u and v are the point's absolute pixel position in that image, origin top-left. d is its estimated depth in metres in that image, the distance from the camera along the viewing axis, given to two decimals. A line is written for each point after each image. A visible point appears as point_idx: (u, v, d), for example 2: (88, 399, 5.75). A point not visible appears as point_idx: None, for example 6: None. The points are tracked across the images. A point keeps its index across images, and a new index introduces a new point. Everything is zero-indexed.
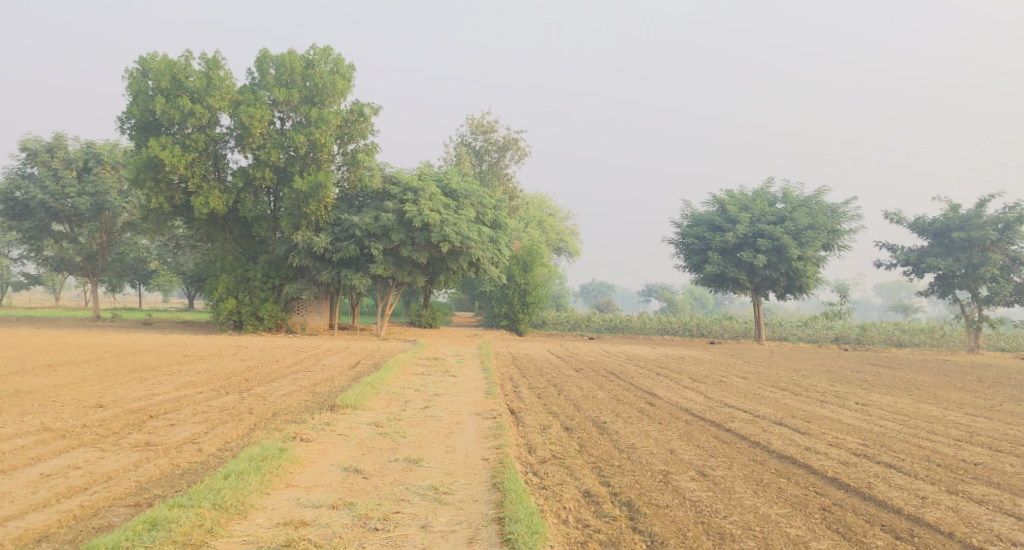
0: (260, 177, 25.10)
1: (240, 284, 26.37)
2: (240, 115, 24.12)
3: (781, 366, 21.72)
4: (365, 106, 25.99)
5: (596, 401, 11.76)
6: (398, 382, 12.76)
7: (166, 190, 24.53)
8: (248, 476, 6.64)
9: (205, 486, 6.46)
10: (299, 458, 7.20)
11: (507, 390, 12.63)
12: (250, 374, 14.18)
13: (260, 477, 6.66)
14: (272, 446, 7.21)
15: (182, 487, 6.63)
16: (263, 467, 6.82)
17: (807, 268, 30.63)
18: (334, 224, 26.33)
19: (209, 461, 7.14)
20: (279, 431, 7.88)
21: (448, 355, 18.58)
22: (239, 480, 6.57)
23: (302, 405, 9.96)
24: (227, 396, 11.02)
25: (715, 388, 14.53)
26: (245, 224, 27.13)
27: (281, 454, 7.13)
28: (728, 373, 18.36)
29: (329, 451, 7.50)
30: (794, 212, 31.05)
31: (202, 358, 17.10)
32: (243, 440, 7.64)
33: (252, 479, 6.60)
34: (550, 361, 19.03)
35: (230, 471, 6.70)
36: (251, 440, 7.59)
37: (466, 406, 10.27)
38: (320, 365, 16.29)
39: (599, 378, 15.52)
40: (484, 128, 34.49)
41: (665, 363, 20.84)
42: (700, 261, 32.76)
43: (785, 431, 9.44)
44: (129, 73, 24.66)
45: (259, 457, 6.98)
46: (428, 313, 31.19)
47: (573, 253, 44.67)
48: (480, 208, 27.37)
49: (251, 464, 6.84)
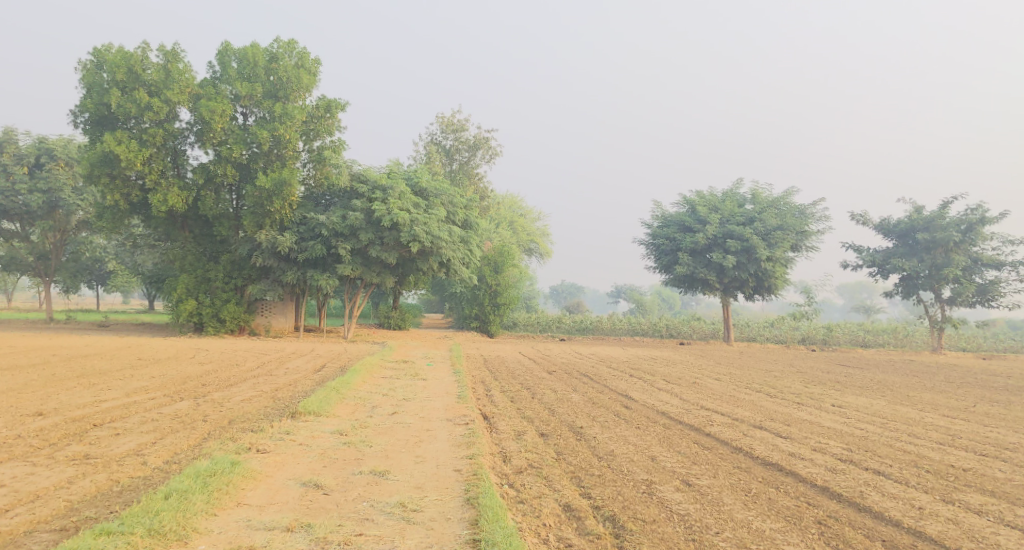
0: (222, 173, 24.30)
1: (200, 285, 25.53)
2: (201, 109, 23.36)
3: (753, 367, 21.55)
4: (332, 102, 25.35)
5: (571, 405, 11.37)
6: (365, 386, 12.24)
7: (121, 187, 23.65)
8: (191, 496, 6.10)
9: (141, 509, 5.91)
10: (253, 473, 6.67)
11: (479, 393, 12.19)
12: (209, 378, 13.55)
13: (206, 497, 6.11)
14: (222, 460, 6.66)
15: (116, 508, 6.06)
16: (210, 485, 6.28)
17: (777, 269, 30.66)
18: (299, 223, 25.60)
19: (152, 476, 6.58)
20: (234, 441, 7.34)
21: (417, 357, 18.06)
22: (180, 501, 6.03)
23: (262, 411, 9.41)
24: (181, 402, 10.42)
25: (691, 390, 14.22)
26: (206, 223, 26.29)
27: (232, 469, 6.58)
28: (702, 375, 18.10)
29: (287, 464, 6.98)
30: (764, 213, 31.07)
31: (159, 361, 16.40)
32: (192, 452, 7.08)
33: (196, 500, 6.06)
34: (522, 363, 18.61)
35: (172, 490, 6.14)
36: (201, 452, 7.03)
37: (437, 411, 9.81)
38: (285, 368, 15.68)
39: (573, 381, 15.13)
40: (454, 126, 33.99)
41: (638, 365, 20.53)
42: (669, 261, 32.64)
43: (767, 435, 9.13)
44: (83, 64, 23.75)
45: (207, 473, 6.43)
46: (397, 314, 30.58)
47: (543, 254, 44.35)
48: (451, 207, 26.86)
49: (197, 482, 6.30)
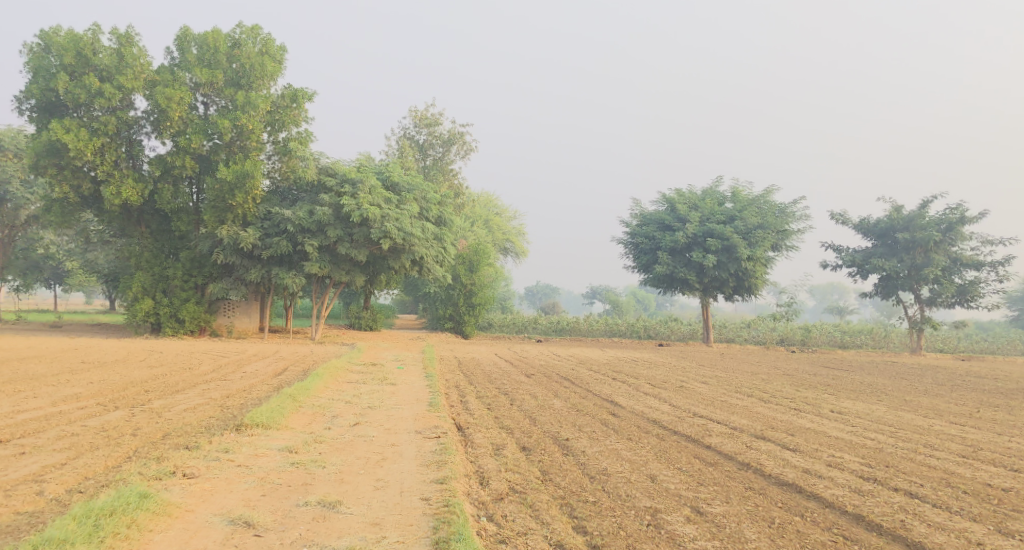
0: (180, 165, 22.95)
1: (158, 283, 24.11)
2: (156, 97, 22.04)
3: (737, 368, 20.74)
4: (298, 91, 24.12)
5: (554, 413, 10.35)
6: (326, 392, 11.13)
7: (72, 178, 22.25)
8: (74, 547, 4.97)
9: None
10: (167, 508, 5.55)
11: (453, 400, 11.13)
12: (156, 384, 12.37)
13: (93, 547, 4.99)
14: (127, 492, 5.52)
15: None
16: (103, 530, 5.16)
17: (758, 269, 30.00)
18: (263, 218, 24.29)
19: (41, 512, 5.46)
20: (154, 464, 6.23)
21: (386, 360, 16.92)
22: None
23: (204, 423, 8.30)
24: (115, 412, 9.30)
25: (679, 395, 13.28)
26: (164, 218, 24.91)
27: (137, 506, 5.44)
28: (687, 378, 17.16)
29: (215, 494, 5.86)
30: (744, 212, 30.36)
31: (105, 364, 15.16)
32: (102, 477, 5.97)
33: None
34: (498, 366, 17.56)
35: (46, 539, 4.99)
36: (112, 478, 5.92)
37: (404, 422, 8.73)
38: (243, 372, 14.51)
39: (553, 385, 14.12)
40: (428, 120, 32.85)
41: (619, 367, 19.56)
42: (648, 261, 31.80)
43: (774, 447, 8.18)
44: (29, 48, 22.29)
45: (102, 513, 5.29)
46: (368, 314, 29.36)
47: (519, 253, 43.32)
48: (424, 203, 25.71)
49: (85, 526, 5.16)
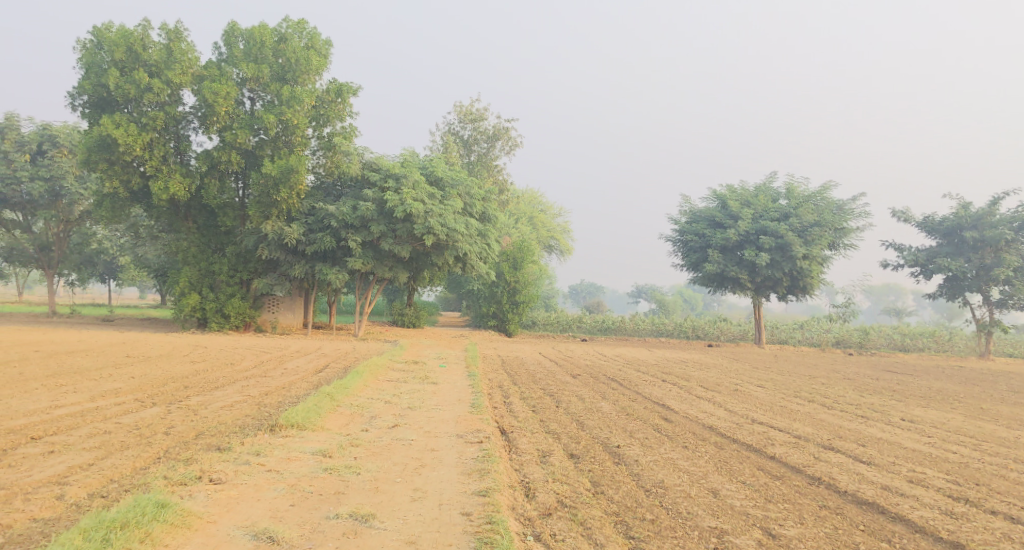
0: (226, 160, 22.97)
1: (204, 278, 24.21)
2: (204, 92, 22.08)
3: (793, 371, 19.89)
4: (343, 86, 23.94)
5: (603, 416, 9.82)
6: (365, 391, 10.77)
7: (121, 173, 22.43)
8: None
9: None
10: (186, 519, 5.21)
11: (496, 401, 10.68)
12: (196, 379, 12.19)
13: None
14: (144, 501, 5.20)
15: None
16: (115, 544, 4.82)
17: (813, 268, 28.93)
18: (308, 214, 24.20)
19: (57, 520, 5.17)
20: (180, 467, 5.90)
21: (428, 358, 16.56)
22: None
23: (239, 422, 8.00)
24: (152, 408, 9.08)
25: (734, 399, 12.59)
26: (211, 213, 25.02)
27: (154, 517, 5.11)
28: (741, 381, 16.40)
29: (239, 504, 5.50)
30: (799, 209, 29.28)
31: (149, 359, 15.11)
32: (125, 481, 5.68)
33: None
34: (542, 366, 17.06)
35: None
36: (135, 483, 5.62)
37: (445, 424, 8.30)
38: (284, 369, 14.30)
39: (600, 387, 13.56)
40: (473, 115, 32.48)
41: (668, 368, 18.87)
42: (698, 259, 30.97)
43: (845, 459, 7.52)
44: (82, 44, 22.56)
45: (115, 525, 4.97)
46: (411, 311, 29.14)
47: (564, 251, 42.73)
48: (468, 199, 25.30)
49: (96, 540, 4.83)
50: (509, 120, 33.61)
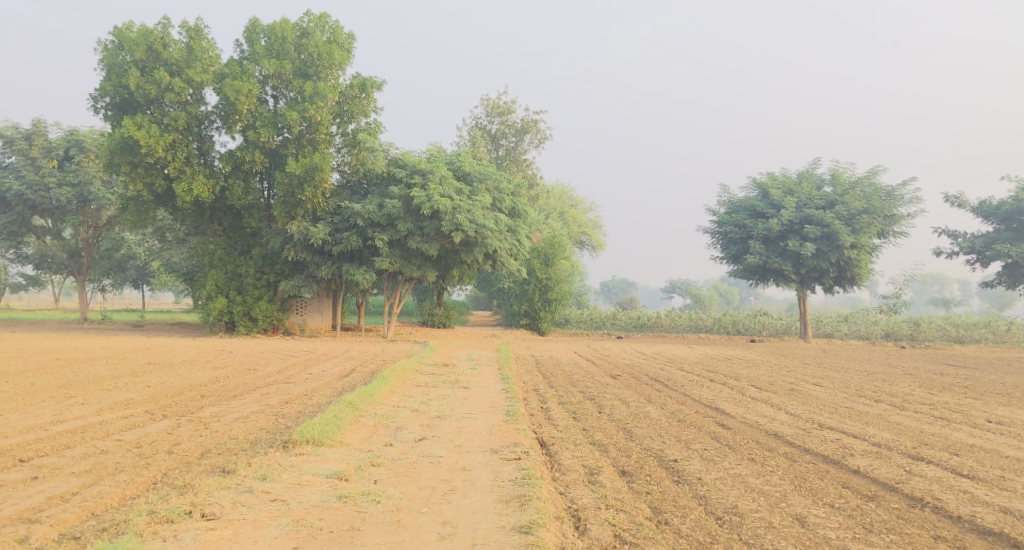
0: (250, 160, 22.39)
1: (231, 281, 23.68)
2: (225, 89, 21.51)
3: (846, 367, 18.66)
4: (367, 80, 23.23)
5: (652, 423, 8.88)
6: (391, 398, 9.95)
7: (144, 176, 21.95)
8: None
9: None
10: None
11: (533, 407, 9.79)
12: (215, 388, 11.49)
13: None
14: None
15: None
16: None
17: (860, 257, 27.58)
18: (333, 213, 23.55)
19: None
20: (168, 501, 5.14)
21: (458, 360, 15.72)
22: None
23: (252, 437, 7.23)
24: (161, 422, 8.35)
25: (791, 401, 11.50)
26: (236, 215, 24.49)
27: None
28: (793, 379, 15.26)
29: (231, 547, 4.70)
30: (845, 196, 27.91)
31: (170, 366, 14.49)
32: (104, 521, 4.94)
33: None
34: (579, 366, 16.11)
35: None
36: (114, 525, 4.88)
37: (478, 437, 7.44)
38: (309, 374, 13.59)
39: (643, 389, 12.58)
40: (501, 108, 31.60)
41: (712, 367, 17.76)
42: (738, 251, 29.82)
43: (942, 473, 6.49)
44: (102, 45, 22.13)
45: None
46: (441, 311, 28.36)
47: (596, 246, 41.67)
48: (497, 194, 24.38)
49: None
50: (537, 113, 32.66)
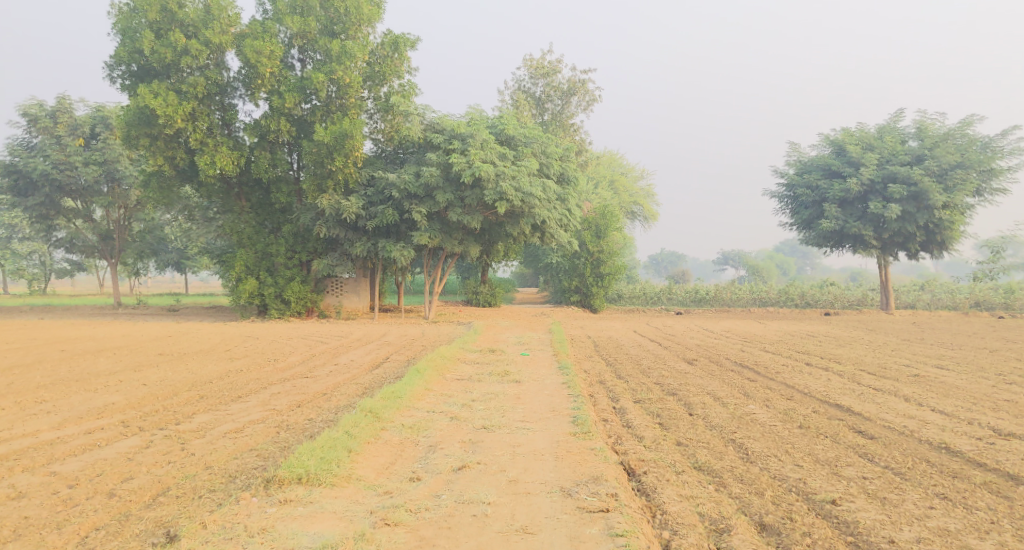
0: (275, 129, 20.59)
1: (261, 262, 22.05)
2: (245, 51, 19.64)
3: (956, 344, 16.12)
4: (399, 38, 21.17)
5: (767, 432, 6.68)
6: (425, 401, 7.95)
7: (165, 149, 20.25)
8: None
9: None
10: None
11: (604, 410, 7.65)
12: (222, 384, 9.58)
13: None
14: None
15: None
16: None
17: (952, 219, 24.82)
18: (367, 184, 21.69)
19: None
20: None
21: (507, 345, 13.66)
22: None
23: (234, 466, 5.45)
24: (132, 438, 6.43)
25: (926, 393, 9.14)
26: (265, 190, 22.82)
27: None
28: (905, 361, 12.77)
29: None
30: (935, 149, 25.12)
31: (182, 357, 12.69)
32: None
33: None
34: (646, 349, 13.90)
35: None
36: None
37: (542, 463, 5.52)
38: (336, 365, 11.71)
39: (731, 378, 10.34)
40: (545, 69, 29.21)
41: (797, 346, 15.35)
42: (811, 215, 27.24)
43: None
44: (117, 8, 20.34)
45: None
46: (486, 289, 26.36)
47: (648, 217, 39.07)
48: (544, 158, 22.07)
49: None
50: (586, 71, 30.15)
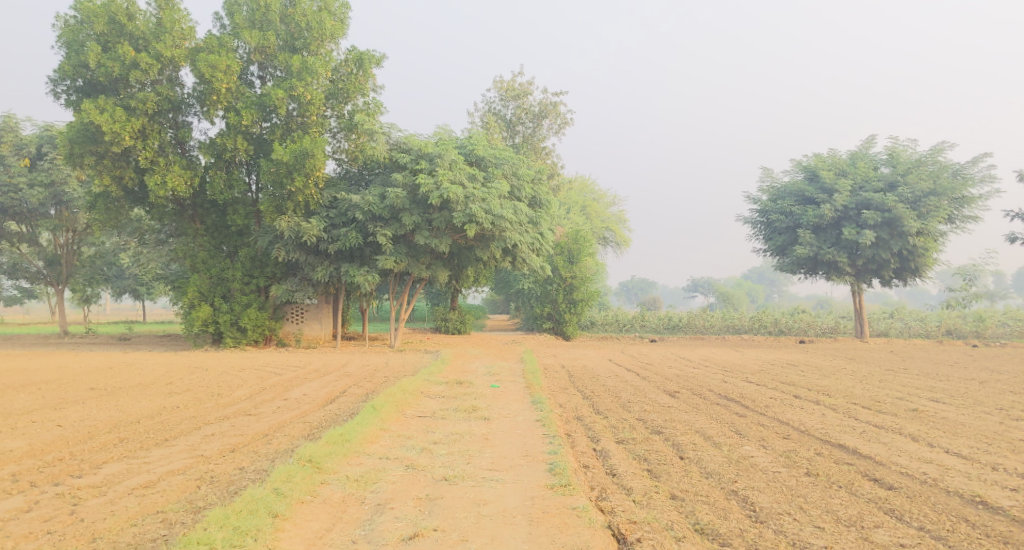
0: (232, 148, 19.49)
1: (216, 287, 20.82)
2: (199, 64, 18.62)
3: (940, 374, 15.51)
4: (364, 54, 20.32)
5: (773, 481, 5.83)
6: (379, 445, 6.94)
7: (112, 167, 19.02)
8: None
9: None
10: None
11: (584, 453, 6.73)
12: (150, 423, 8.47)
13: None
14: None
15: None
16: None
17: (925, 246, 24.53)
18: (329, 206, 20.64)
19: None
20: None
21: (476, 376, 12.64)
22: None
23: (126, 539, 4.91)
24: (13, 498, 5.54)
25: (931, 430, 8.38)
26: (222, 212, 21.64)
27: None
28: (897, 393, 12.05)
29: None
30: (908, 175, 24.87)
31: (115, 391, 11.45)
32: None
33: None
34: (624, 380, 13.02)
35: None
36: None
37: (512, 531, 4.95)
38: (286, 400, 10.59)
39: (719, 413, 9.49)
40: (516, 91, 28.57)
41: (781, 377, 14.59)
42: (785, 241, 26.80)
43: None
44: (62, 19, 19.17)
45: None
46: (455, 316, 25.37)
47: (620, 243, 38.37)
48: (515, 181, 21.27)
49: None
50: (557, 94, 29.55)
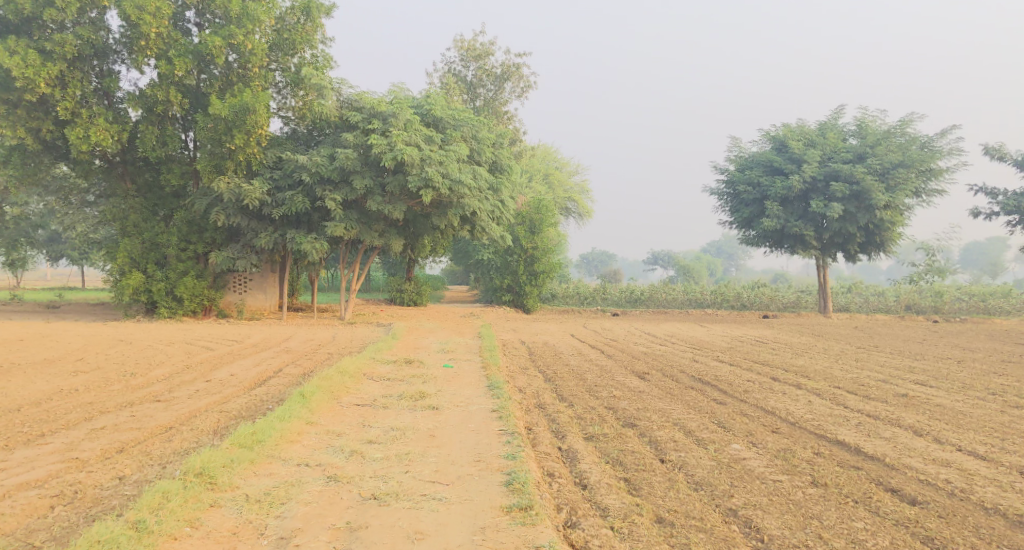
0: (163, 100, 17.76)
1: (150, 253, 19.19)
2: (124, 6, 16.83)
3: (918, 354, 14.80)
4: (312, 2, 18.73)
5: (776, 498, 4.94)
6: (303, 445, 5.86)
7: (27, 118, 17.21)
8: None
9: None
10: None
11: (547, 455, 5.73)
12: (35, 410, 7.30)
13: None
14: None
15: None
16: None
17: (892, 219, 24.00)
18: (274, 167, 19.07)
19: None
20: None
21: (429, 354, 11.48)
22: None
23: None
24: None
25: (934, 422, 7.49)
26: (156, 170, 19.92)
27: None
28: (880, 376, 11.22)
29: None
30: (878, 147, 24.20)
31: (13, 369, 10.11)
32: None
33: None
34: (591, 359, 12.01)
35: None
36: None
37: None
38: (210, 383, 9.35)
39: (700, 400, 8.50)
40: (477, 51, 27.10)
41: (755, 355, 13.72)
42: (752, 213, 26.00)
43: None
44: None
45: None
46: (411, 287, 24.09)
47: (583, 214, 37.30)
48: (475, 144, 19.95)
49: None
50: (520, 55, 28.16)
